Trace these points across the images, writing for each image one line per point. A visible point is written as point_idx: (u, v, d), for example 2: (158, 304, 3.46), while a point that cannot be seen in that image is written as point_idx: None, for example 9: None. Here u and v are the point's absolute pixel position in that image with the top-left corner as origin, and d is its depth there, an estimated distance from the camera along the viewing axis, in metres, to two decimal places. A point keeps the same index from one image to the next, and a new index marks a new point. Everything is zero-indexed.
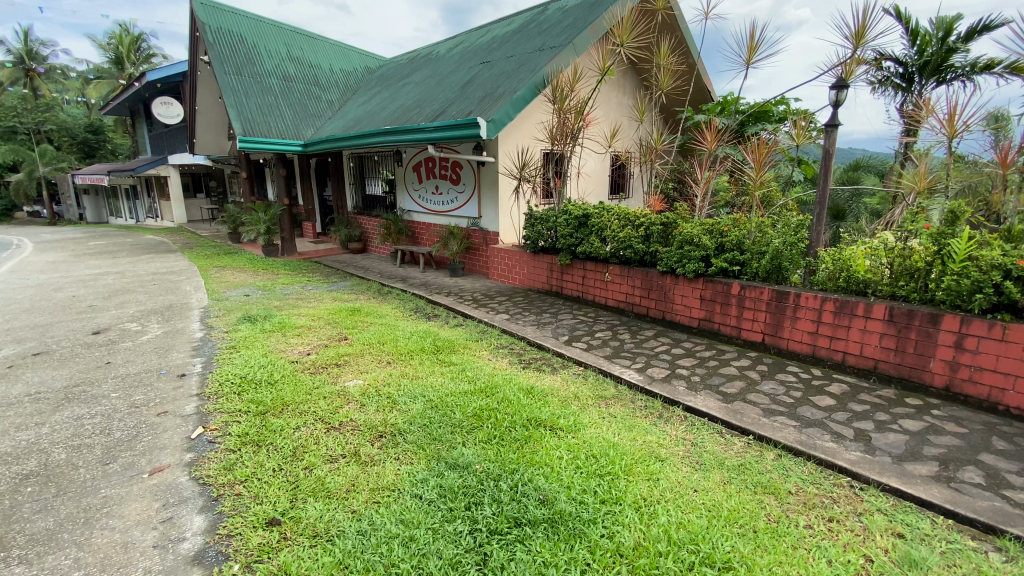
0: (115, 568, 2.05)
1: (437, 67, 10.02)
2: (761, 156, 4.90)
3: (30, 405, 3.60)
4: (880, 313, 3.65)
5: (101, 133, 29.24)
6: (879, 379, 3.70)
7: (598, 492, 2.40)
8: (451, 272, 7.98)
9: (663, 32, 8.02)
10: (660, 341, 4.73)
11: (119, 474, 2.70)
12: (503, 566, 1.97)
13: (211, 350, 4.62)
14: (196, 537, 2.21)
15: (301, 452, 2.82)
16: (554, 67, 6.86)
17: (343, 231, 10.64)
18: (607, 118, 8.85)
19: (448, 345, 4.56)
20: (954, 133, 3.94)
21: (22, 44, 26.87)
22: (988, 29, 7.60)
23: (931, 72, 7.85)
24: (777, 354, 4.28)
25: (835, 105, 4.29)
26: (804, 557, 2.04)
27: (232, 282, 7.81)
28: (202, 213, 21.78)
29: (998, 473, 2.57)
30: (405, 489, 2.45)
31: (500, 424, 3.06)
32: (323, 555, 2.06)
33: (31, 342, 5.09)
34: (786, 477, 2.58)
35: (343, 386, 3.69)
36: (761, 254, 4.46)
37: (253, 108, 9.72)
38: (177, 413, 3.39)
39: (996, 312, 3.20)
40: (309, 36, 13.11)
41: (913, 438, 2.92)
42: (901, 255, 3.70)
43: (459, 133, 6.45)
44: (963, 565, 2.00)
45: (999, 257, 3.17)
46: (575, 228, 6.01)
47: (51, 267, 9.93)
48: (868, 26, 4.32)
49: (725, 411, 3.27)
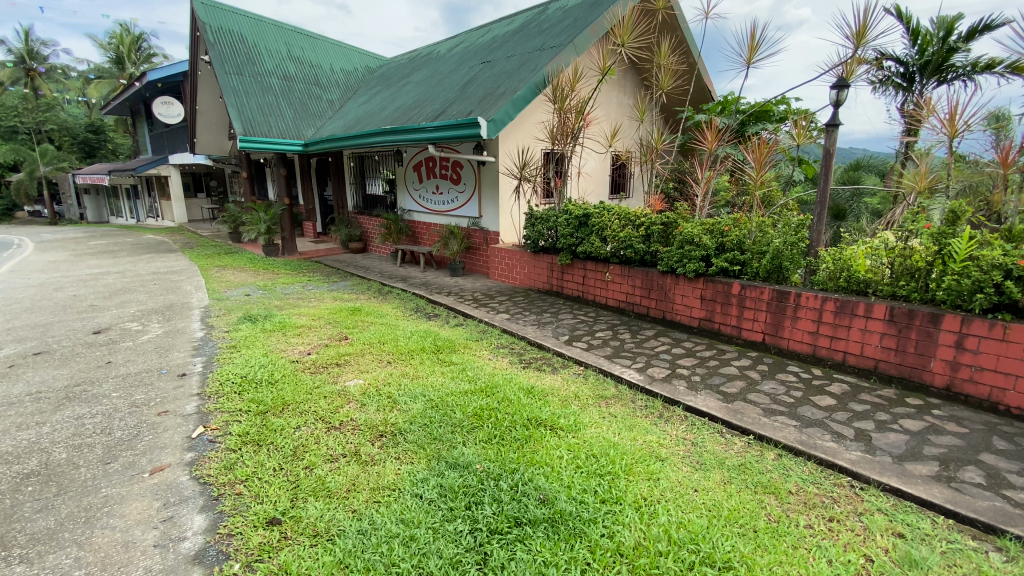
0: (116, 567, 2.05)
1: (438, 66, 10.02)
2: (762, 156, 4.89)
3: (30, 405, 3.61)
4: (881, 313, 3.64)
5: (102, 133, 29.27)
6: (879, 379, 3.70)
7: (598, 492, 2.40)
8: (451, 272, 7.98)
9: (663, 32, 8.01)
10: (660, 340, 4.73)
11: (119, 473, 2.70)
12: (503, 566, 1.97)
13: (211, 350, 4.62)
14: (197, 536, 2.21)
15: (300, 451, 2.82)
16: (555, 66, 6.85)
17: (344, 231, 10.65)
18: (608, 117, 8.84)
19: (448, 344, 4.56)
20: (955, 133, 3.93)
21: (23, 44, 26.88)
22: (989, 28, 7.58)
23: (932, 72, 7.84)
24: (777, 354, 4.28)
25: (835, 105, 4.28)
26: (804, 557, 2.04)
27: (232, 282, 7.81)
28: (202, 213, 21.81)
29: (998, 473, 2.56)
30: (405, 489, 2.45)
31: (500, 424, 3.06)
32: (323, 555, 2.06)
33: (31, 341, 5.09)
34: (786, 476, 2.58)
35: (343, 386, 3.69)
36: (762, 254, 4.45)
37: (254, 108, 9.72)
38: (177, 413, 3.40)
39: (997, 312, 3.20)
40: (309, 36, 13.12)
41: (913, 438, 2.91)
42: (902, 255, 3.70)
43: (459, 132, 6.44)
44: (964, 565, 2.00)
45: (1000, 257, 3.16)
46: (576, 227, 6.01)
47: (52, 267, 9.94)
48: (869, 26, 4.32)
49: (725, 410, 3.26)
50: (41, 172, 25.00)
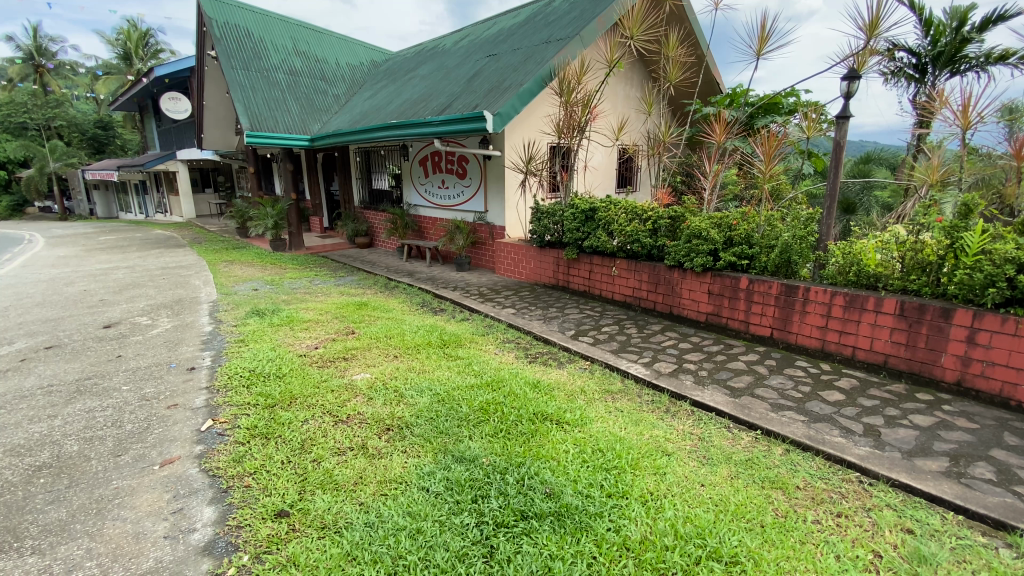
0: (127, 559, 2.07)
1: (444, 60, 9.97)
2: (772, 148, 4.80)
3: (42, 398, 3.65)
4: (891, 307, 3.60)
5: (112, 129, 29.54)
6: (889, 374, 3.66)
7: (604, 486, 2.40)
8: (457, 267, 7.99)
9: (672, 23, 7.92)
10: (666, 335, 4.71)
11: (130, 465, 2.74)
12: (509, 559, 1.98)
13: (220, 344, 4.66)
14: (207, 528, 2.24)
15: (309, 444, 2.84)
16: (561, 59, 6.79)
17: (350, 226, 10.63)
18: (612, 111, 8.76)
19: (454, 340, 4.54)
20: (969, 124, 3.80)
21: (32, 40, 27.32)
22: (1003, 18, 7.42)
23: (945, 63, 7.70)
24: (785, 349, 4.26)
25: (846, 96, 4.22)
26: (812, 552, 2.03)
27: (239, 276, 7.86)
28: (211, 208, 22.07)
29: (1009, 469, 2.53)
30: (412, 482, 2.46)
31: (506, 419, 3.06)
32: (330, 547, 2.07)
33: (44, 336, 5.15)
34: (795, 472, 2.57)
35: (350, 380, 3.72)
36: (771, 248, 4.39)
37: (260, 103, 9.72)
38: (187, 406, 3.43)
39: (1010, 306, 3.14)
40: (316, 31, 13.15)
41: (923, 434, 2.88)
42: (913, 249, 3.64)
43: (465, 126, 6.38)
44: (974, 562, 1.98)
45: (1014, 250, 3.10)
46: (582, 222, 5.95)
47: (64, 262, 10.04)
48: (881, 16, 4.25)
49: (733, 405, 3.25)
50: (50, 168, 25.12)
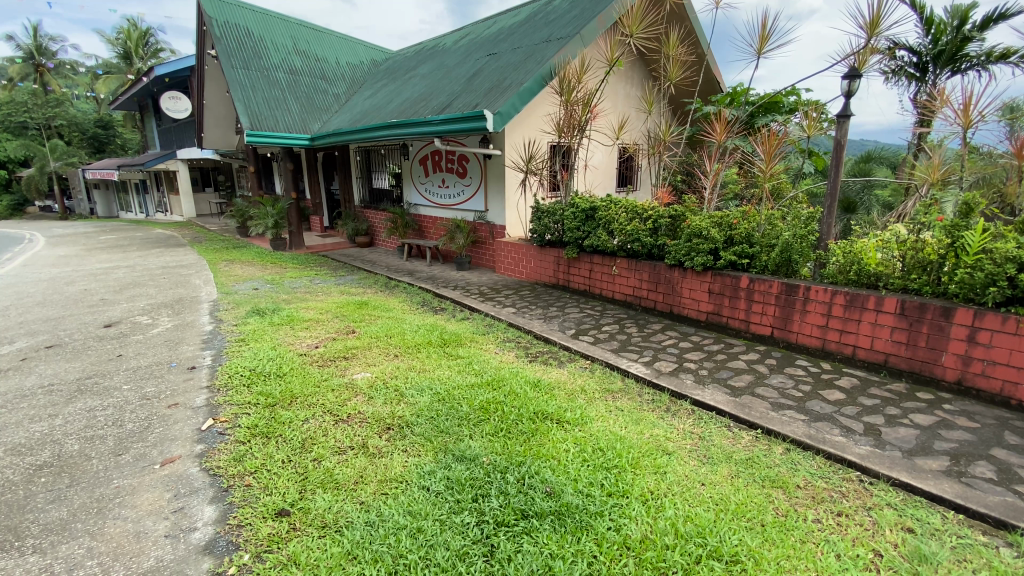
0: (128, 557, 2.08)
1: (444, 60, 9.96)
2: (772, 147, 4.79)
3: (43, 397, 3.65)
4: (892, 306, 3.59)
5: (112, 128, 29.55)
6: (889, 373, 3.66)
7: (605, 485, 2.40)
8: (457, 266, 7.99)
9: (672, 22, 7.91)
10: (667, 334, 4.71)
11: (131, 465, 2.74)
12: (510, 558, 1.98)
13: (220, 343, 4.66)
14: (207, 527, 2.24)
15: (310, 443, 2.85)
16: (561, 58, 6.78)
17: (350, 225, 10.63)
18: (613, 110, 8.75)
19: (454, 339, 4.54)
20: (969, 123, 3.79)
21: (32, 39, 27.32)
22: (1004, 17, 7.40)
23: (946, 62, 7.68)
24: (786, 348, 4.25)
25: (847, 95, 4.21)
26: (812, 551, 2.03)
27: (240, 276, 7.86)
28: (211, 207, 22.08)
29: (1010, 468, 2.53)
30: (413, 481, 2.46)
31: (506, 418, 3.06)
32: (331, 546, 2.07)
33: (45, 335, 5.15)
34: (795, 471, 2.57)
35: (350, 379, 3.72)
36: (771, 247, 4.39)
37: (260, 102, 9.71)
38: (187, 405, 3.43)
39: (1011, 305, 3.14)
40: (316, 30, 13.14)
41: (924, 433, 2.88)
42: (913, 248, 3.64)
43: (465, 125, 6.38)
44: (974, 561, 1.98)
45: (1014, 249, 3.09)
46: (582, 221, 5.95)
47: (64, 261, 10.04)
48: (882, 15, 4.24)
49: (733, 404, 3.25)
50: (51, 167, 25.12)
